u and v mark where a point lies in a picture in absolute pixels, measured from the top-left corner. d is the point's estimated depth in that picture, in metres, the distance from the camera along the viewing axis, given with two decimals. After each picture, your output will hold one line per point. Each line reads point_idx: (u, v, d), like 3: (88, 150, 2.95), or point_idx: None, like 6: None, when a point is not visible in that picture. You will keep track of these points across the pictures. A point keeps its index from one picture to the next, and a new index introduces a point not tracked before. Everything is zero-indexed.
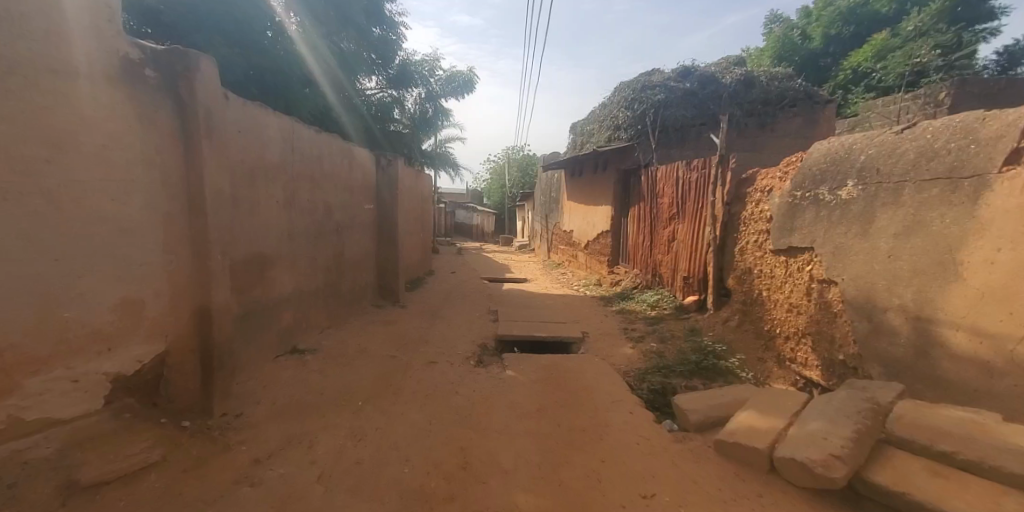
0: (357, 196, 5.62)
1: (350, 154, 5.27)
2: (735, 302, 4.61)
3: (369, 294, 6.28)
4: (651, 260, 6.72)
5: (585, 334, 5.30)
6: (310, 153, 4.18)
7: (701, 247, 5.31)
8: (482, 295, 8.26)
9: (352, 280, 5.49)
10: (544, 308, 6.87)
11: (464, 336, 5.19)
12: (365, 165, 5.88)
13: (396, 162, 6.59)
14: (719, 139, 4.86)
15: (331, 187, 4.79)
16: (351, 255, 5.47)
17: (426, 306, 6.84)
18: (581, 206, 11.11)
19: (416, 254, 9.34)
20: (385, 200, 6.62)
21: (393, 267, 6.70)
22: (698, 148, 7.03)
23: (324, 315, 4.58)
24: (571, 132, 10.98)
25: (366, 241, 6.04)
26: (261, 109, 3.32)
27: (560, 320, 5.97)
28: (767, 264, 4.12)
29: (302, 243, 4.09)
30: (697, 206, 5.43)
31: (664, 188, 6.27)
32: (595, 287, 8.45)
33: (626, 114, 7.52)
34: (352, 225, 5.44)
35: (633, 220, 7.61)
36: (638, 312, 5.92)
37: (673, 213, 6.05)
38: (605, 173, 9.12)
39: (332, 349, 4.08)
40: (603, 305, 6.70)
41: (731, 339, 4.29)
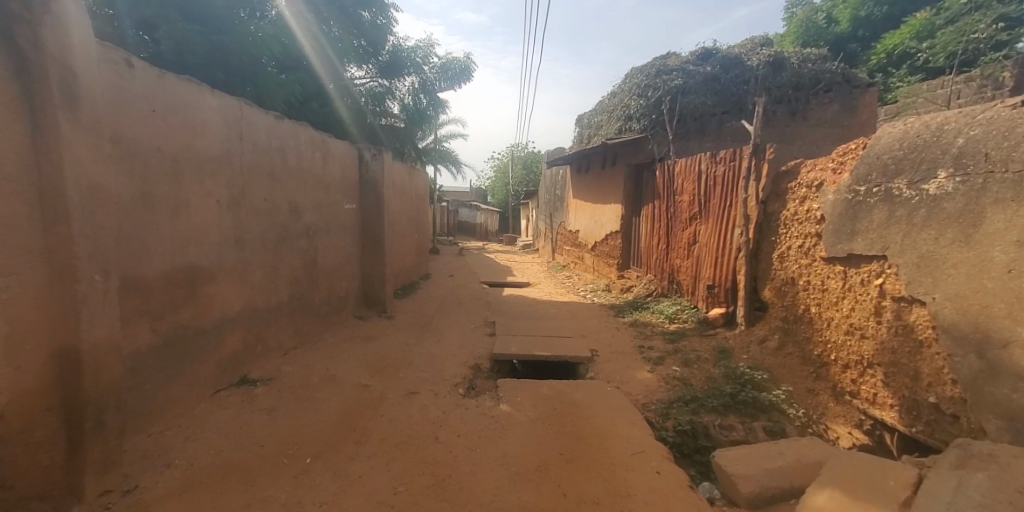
0: (334, 195, 4.95)
1: (324, 147, 4.60)
2: (774, 318, 3.87)
3: (351, 304, 5.63)
4: (667, 264, 6.01)
5: (595, 353, 4.61)
6: (264, 143, 3.48)
7: (729, 252, 4.57)
8: (480, 302, 7.59)
9: (327, 290, 4.84)
10: (547, 319, 6.18)
11: (455, 355, 4.52)
12: (344, 160, 5.20)
13: (382, 156, 5.90)
14: (753, 126, 4.12)
15: (298, 184, 4.11)
16: (326, 262, 4.80)
17: (416, 317, 6.18)
18: (588, 205, 10.41)
19: (409, 257, 8.70)
20: (369, 199, 5.97)
21: (379, 273, 6.04)
22: (720, 139, 6.28)
23: (288, 335, 3.92)
24: (577, 125, 10.27)
25: (345, 246, 5.37)
26: (180, 81, 2.53)
27: (564, 335, 5.29)
28: (815, 275, 3.40)
29: (255, 251, 3.42)
30: (724, 204, 4.69)
31: (684, 183, 5.54)
32: (602, 293, 7.76)
33: (639, 101, 6.78)
34: (326, 228, 4.77)
35: (646, 219, 6.91)
36: (654, 326, 5.20)
37: (693, 212, 5.32)
38: (614, 168, 8.41)
39: (292, 378, 3.42)
40: (615, 316, 5.98)
41: (772, 364, 3.55)
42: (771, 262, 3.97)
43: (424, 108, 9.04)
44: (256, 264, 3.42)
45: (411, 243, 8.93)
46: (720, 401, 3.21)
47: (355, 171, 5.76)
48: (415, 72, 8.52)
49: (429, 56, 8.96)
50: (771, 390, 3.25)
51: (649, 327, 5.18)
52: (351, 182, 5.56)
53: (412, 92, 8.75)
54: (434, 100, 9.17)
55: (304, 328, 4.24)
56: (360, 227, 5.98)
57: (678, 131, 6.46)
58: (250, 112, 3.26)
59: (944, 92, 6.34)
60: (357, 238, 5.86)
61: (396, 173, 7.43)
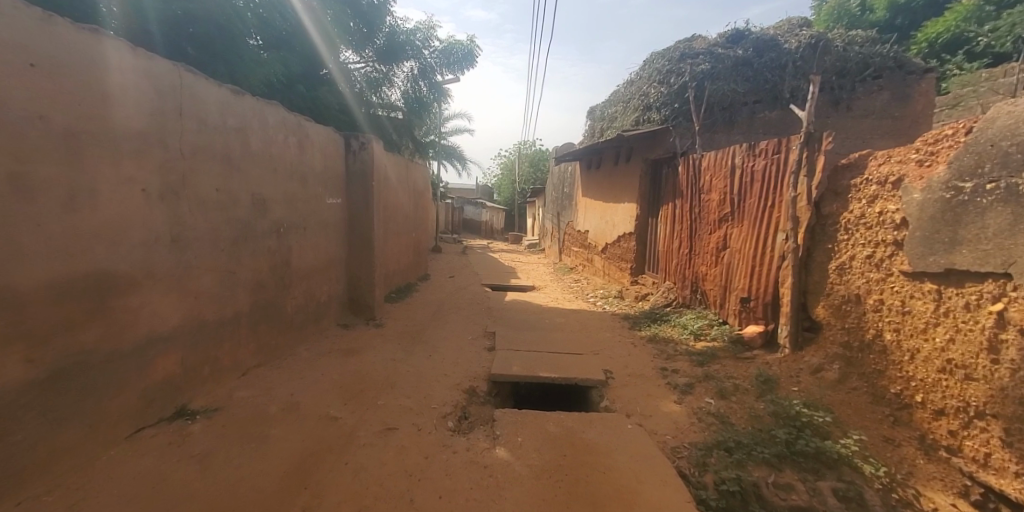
0: (310, 187, 4.33)
1: (297, 133, 3.98)
2: (832, 343, 3.19)
3: (333, 311, 5.04)
4: (690, 271, 5.35)
5: (609, 375, 3.98)
6: (212, 120, 2.84)
7: (770, 261, 3.89)
8: (480, 308, 6.99)
9: (301, 297, 4.23)
10: (553, 330, 5.56)
11: (446, 375, 3.90)
12: (324, 148, 4.58)
13: (371, 145, 5.30)
14: (806, 109, 3.41)
15: (263, 172, 3.47)
16: (300, 264, 4.20)
17: (408, 326, 5.58)
18: (599, 204, 9.74)
19: (405, 257, 8.10)
20: (356, 192, 5.36)
21: (367, 276, 5.46)
22: (752, 132, 5.55)
23: (247, 351, 3.31)
24: (589, 117, 9.61)
25: (326, 246, 4.77)
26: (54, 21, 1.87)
27: (573, 351, 4.66)
28: (892, 293, 2.71)
29: (202, 253, 2.80)
30: (765, 205, 3.98)
31: (712, 180, 4.86)
32: (614, 300, 7.12)
33: (660, 89, 6.10)
34: (300, 225, 4.16)
35: (665, 220, 6.25)
36: (678, 343, 4.52)
37: (723, 213, 4.64)
38: (629, 164, 7.75)
39: (243, 407, 2.80)
40: (631, 329, 5.31)
41: (833, 402, 2.87)
42: (826, 275, 3.29)
43: (424, 96, 8.41)
44: (203, 268, 2.81)
45: (408, 242, 8.35)
46: (771, 452, 2.53)
47: (340, 162, 5.15)
48: (415, 57, 7.88)
49: (430, 39, 8.30)
50: (837, 438, 2.57)
51: (672, 345, 4.51)
52: (334, 174, 4.94)
53: (411, 78, 8.12)
54: (435, 88, 8.52)
55: (269, 342, 3.64)
56: (346, 224, 5.39)
57: (704, 122, 5.80)
58: (190, 81, 2.64)
59: (1008, 80, 5.55)
60: (341, 236, 5.26)
61: (390, 165, 6.82)
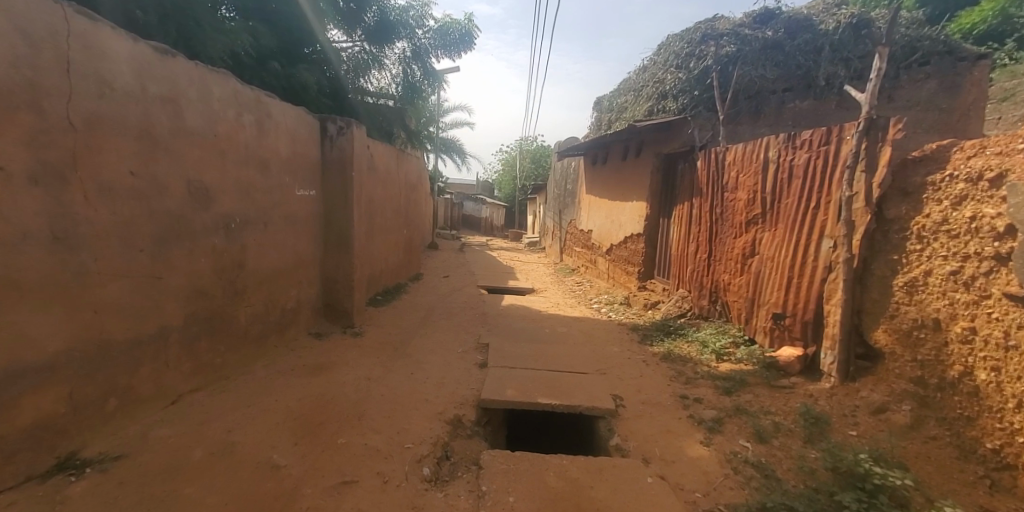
0: (269, 176, 3.76)
1: (249, 113, 3.39)
2: (898, 378, 2.56)
3: (304, 319, 4.48)
4: (708, 279, 4.76)
5: (619, 402, 3.39)
6: (115, 80, 2.20)
7: (811, 273, 3.26)
8: (473, 314, 6.43)
9: (258, 304, 3.67)
10: (553, 342, 4.98)
11: (427, 401, 3.31)
12: (289, 133, 4.00)
13: (351, 132, 4.75)
14: (868, 90, 2.75)
15: (194, 153, 2.82)
16: (256, 266, 3.64)
17: (391, 336, 5.02)
18: (604, 202, 9.18)
19: (393, 256, 7.50)
20: (334, 185, 4.82)
21: (344, 278, 4.94)
22: (777, 126, 5.08)
23: (178, 373, 2.75)
24: (595, 109, 9.03)
25: (291, 245, 4.20)
26: None
27: (576, 369, 4.08)
28: (989, 321, 2.08)
29: (108, 255, 2.22)
30: (806, 205, 3.36)
31: (738, 176, 4.25)
32: (620, 307, 6.55)
33: (678, 75, 5.53)
34: (254, 221, 3.59)
35: (679, 221, 5.67)
36: (697, 363, 3.91)
37: (750, 213, 4.05)
38: (639, 159, 7.18)
39: (158, 451, 2.22)
40: (642, 344, 4.70)
41: (906, 455, 2.22)
42: (879, 292, 2.72)
43: (418, 82, 7.78)
44: (109, 274, 2.23)
45: (398, 240, 7.76)
46: None
47: (313, 150, 4.55)
48: (407, 37, 7.24)
49: (424, 18, 7.65)
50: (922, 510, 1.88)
51: (691, 365, 3.90)
52: (303, 161, 4.32)
53: (404, 61, 7.49)
54: (430, 72, 7.88)
55: (212, 360, 3.08)
56: (320, 220, 4.83)
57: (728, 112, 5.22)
58: (79, 27, 2.00)
59: None
60: (313, 234, 4.69)
61: (376, 156, 6.21)
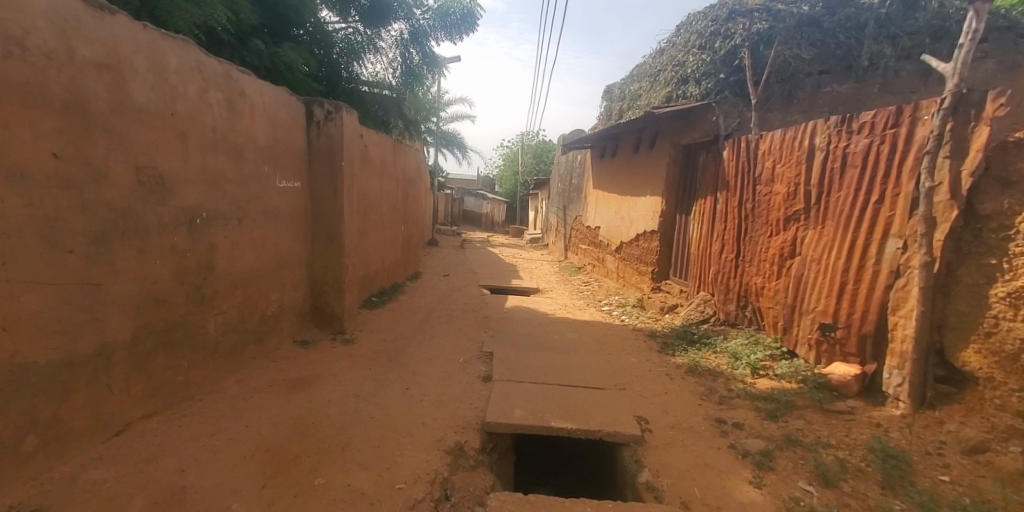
0: (241, 164, 3.32)
1: (212, 90, 2.92)
2: (998, 410, 2.08)
3: (288, 326, 4.08)
4: (736, 282, 4.31)
5: (645, 426, 2.94)
6: (23, 33, 1.74)
7: (870, 279, 2.79)
8: (475, 317, 6.00)
9: (231, 311, 3.24)
10: (563, 351, 4.54)
11: (423, 424, 2.88)
12: (264, 111, 3.57)
13: (341, 117, 4.40)
14: (959, 57, 2.28)
15: (139, 132, 2.34)
16: (227, 268, 3.21)
17: (384, 344, 4.62)
18: (613, 197, 8.74)
19: (390, 254, 7.06)
20: (321, 175, 4.45)
21: (334, 280, 4.54)
22: (811, 112, 4.64)
23: (127, 397, 2.32)
24: (604, 98, 8.58)
25: (269, 244, 3.77)
26: None
27: (592, 384, 3.63)
28: None
29: (21, 257, 1.78)
30: (864, 199, 2.87)
31: (773, 166, 3.78)
32: (633, 309, 6.12)
33: (700, 56, 5.06)
34: (222, 215, 3.14)
35: (700, 216, 5.22)
36: (730, 378, 3.44)
37: (788, 209, 3.58)
38: (654, 150, 6.74)
39: (86, 501, 1.79)
40: (664, 355, 4.22)
41: None
42: (965, 303, 2.26)
43: (416, 67, 7.27)
44: (21, 282, 1.78)
45: (396, 237, 7.32)
46: None
47: (296, 136, 4.16)
48: (405, 18, 6.74)
49: None
50: None
51: (723, 381, 3.42)
52: (278, 147, 3.83)
53: (401, 44, 6.99)
54: (429, 56, 7.36)
55: (175, 378, 2.66)
56: (307, 216, 4.40)
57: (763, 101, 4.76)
58: None
59: None
60: (298, 231, 4.25)
61: (370, 146, 5.74)
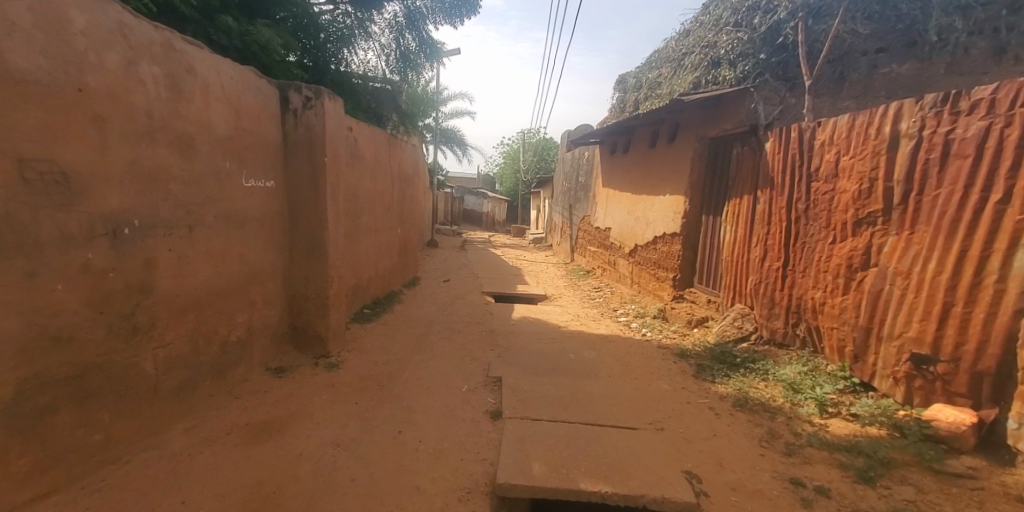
0: (187, 159, 2.73)
1: (140, 63, 2.33)
2: None
3: (258, 351, 3.49)
4: (783, 295, 3.67)
5: (700, 488, 2.25)
6: None
7: (991, 301, 2.12)
8: (479, 333, 5.38)
9: (176, 341, 2.65)
10: (581, 376, 3.92)
11: (414, 486, 2.28)
12: (220, 92, 2.98)
13: (323, 106, 3.78)
14: None
15: (14, 112, 1.73)
16: (171, 287, 2.63)
17: (375, 369, 4.01)
18: (627, 196, 8.13)
19: (385, 260, 6.46)
20: (300, 172, 3.83)
21: (315, 295, 3.94)
22: (864, 98, 4.02)
23: (12, 476, 1.73)
24: (617, 89, 8.00)
25: (231, 255, 3.17)
26: None
27: (620, 422, 3.00)
28: None
29: None
30: (978, 198, 2.22)
31: (836, 157, 3.10)
32: (654, 321, 5.52)
33: (733, 35, 4.49)
34: (162, 222, 2.55)
35: (734, 217, 4.62)
36: (793, 417, 2.76)
37: (858, 208, 2.88)
38: (676, 144, 6.13)
39: None
40: (701, 381, 3.55)
41: None
42: None
43: (413, 54, 6.64)
44: None
45: (391, 241, 6.72)
46: None
47: (266, 126, 3.55)
48: None
49: None
50: None
51: (784, 419, 2.75)
52: (236, 136, 3.18)
53: (396, 29, 6.36)
54: (427, 43, 6.71)
55: (88, 436, 2.07)
56: (282, 222, 3.81)
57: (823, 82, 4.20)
58: None
59: None
60: (269, 239, 3.64)
61: (359, 140, 5.10)
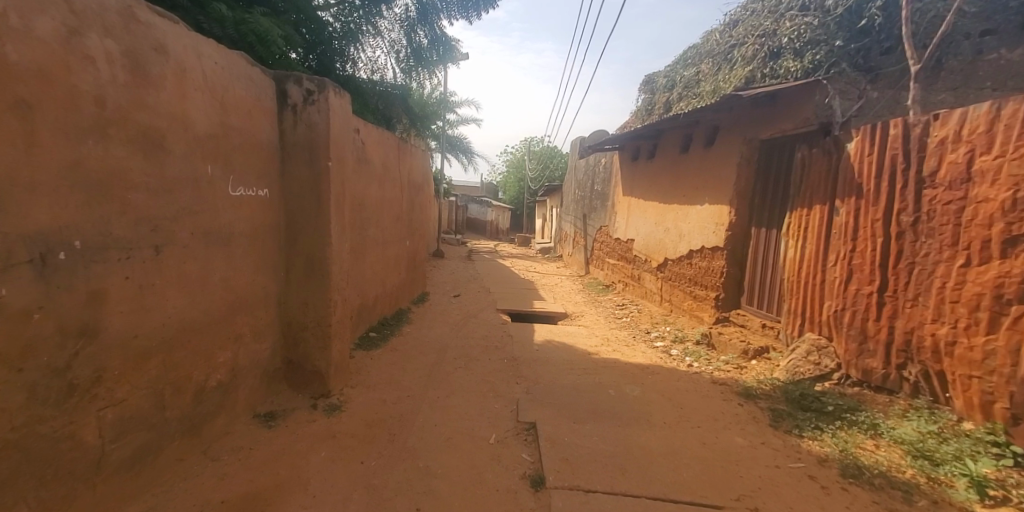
0: (156, 160, 2.14)
1: (84, 33, 1.73)
2: None
3: (244, 395, 2.87)
4: (881, 327, 3.02)
5: None
6: None
7: None
8: (500, 361, 4.75)
9: (133, 397, 2.03)
10: (631, 422, 3.27)
11: None
12: (199, 79, 2.41)
13: (325, 100, 3.19)
14: None
15: None
16: (130, 327, 2.02)
17: (384, 411, 3.38)
18: (654, 206, 7.52)
19: (393, 277, 5.86)
20: (300, 179, 3.24)
21: (315, 323, 3.33)
22: (965, 89, 3.41)
23: None
24: (643, 90, 7.51)
25: (211, 280, 2.56)
26: None
27: (698, 496, 2.33)
28: None
29: None
30: None
31: (966, 158, 2.48)
32: (698, 348, 4.87)
33: (802, 20, 4.05)
34: (116, 241, 1.94)
35: (799, 229, 4.01)
36: (939, 500, 2.08)
37: (1011, 224, 2.24)
38: (715, 149, 5.55)
39: None
40: (785, 434, 2.87)
41: None
42: None
43: (425, 52, 6.11)
44: None
45: (399, 256, 6.12)
46: None
47: (258, 124, 2.97)
48: None
49: None
50: None
51: (928, 502, 2.07)
52: (219, 134, 2.60)
53: (407, 24, 5.82)
54: (441, 40, 6.18)
55: None
56: (276, 237, 3.21)
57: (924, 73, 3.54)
58: None
59: None
60: (261, 259, 3.05)
61: (367, 143, 4.54)
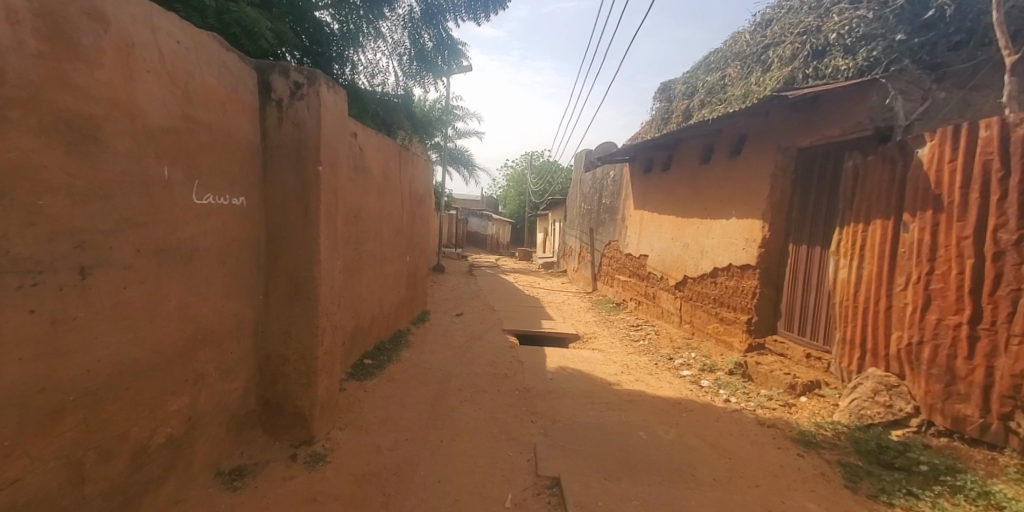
0: (88, 158, 1.64)
1: None
2: None
3: (205, 448, 2.34)
4: (977, 367, 2.53)
5: None
6: None
7: None
8: (510, 393, 4.21)
9: (38, 473, 1.49)
10: (673, 477, 2.73)
11: None
12: (154, 59, 1.93)
13: (315, 94, 2.74)
14: None
15: None
16: (38, 378, 1.48)
17: (378, 462, 2.84)
18: (670, 220, 7.06)
19: (391, 296, 5.35)
20: (284, 186, 2.76)
21: (297, 356, 2.81)
22: None
23: None
24: (658, 99, 7.15)
25: (164, 310, 2.05)
26: None
27: None
28: None
29: None
30: None
31: None
32: (732, 379, 4.34)
33: (854, 15, 3.72)
34: (15, 263, 1.40)
35: (851, 247, 3.53)
36: None
37: None
38: (741, 159, 5.12)
39: None
40: (869, 501, 2.34)
41: None
42: None
43: (430, 55, 5.71)
44: None
45: (398, 273, 5.62)
46: None
47: (234, 121, 2.51)
48: None
49: None
50: None
51: None
52: (181, 128, 2.12)
53: (411, 24, 5.43)
54: (447, 44, 5.78)
55: None
56: (252, 255, 2.71)
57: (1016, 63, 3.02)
58: None
59: None
60: (233, 281, 2.55)
61: (365, 149, 4.08)
